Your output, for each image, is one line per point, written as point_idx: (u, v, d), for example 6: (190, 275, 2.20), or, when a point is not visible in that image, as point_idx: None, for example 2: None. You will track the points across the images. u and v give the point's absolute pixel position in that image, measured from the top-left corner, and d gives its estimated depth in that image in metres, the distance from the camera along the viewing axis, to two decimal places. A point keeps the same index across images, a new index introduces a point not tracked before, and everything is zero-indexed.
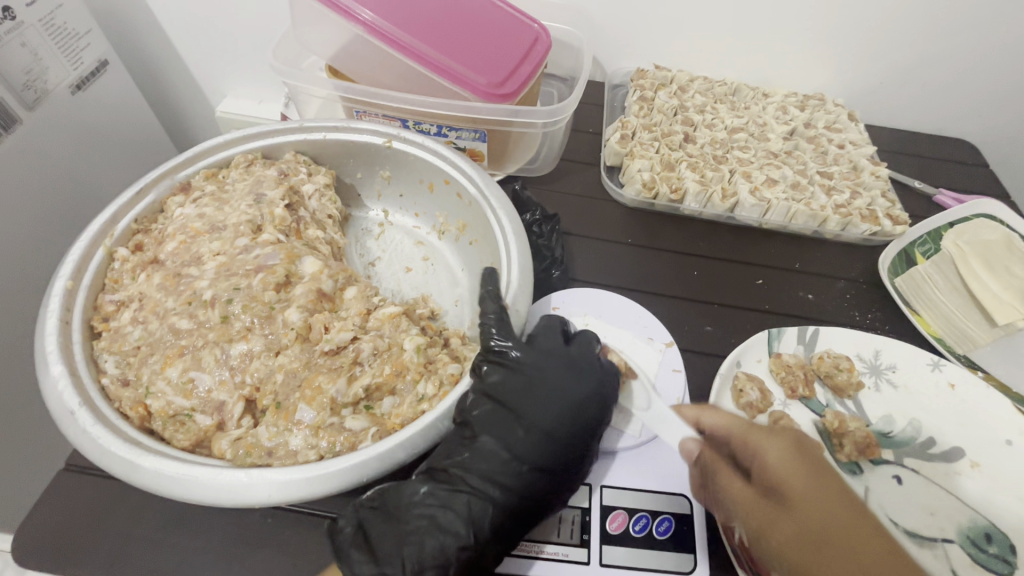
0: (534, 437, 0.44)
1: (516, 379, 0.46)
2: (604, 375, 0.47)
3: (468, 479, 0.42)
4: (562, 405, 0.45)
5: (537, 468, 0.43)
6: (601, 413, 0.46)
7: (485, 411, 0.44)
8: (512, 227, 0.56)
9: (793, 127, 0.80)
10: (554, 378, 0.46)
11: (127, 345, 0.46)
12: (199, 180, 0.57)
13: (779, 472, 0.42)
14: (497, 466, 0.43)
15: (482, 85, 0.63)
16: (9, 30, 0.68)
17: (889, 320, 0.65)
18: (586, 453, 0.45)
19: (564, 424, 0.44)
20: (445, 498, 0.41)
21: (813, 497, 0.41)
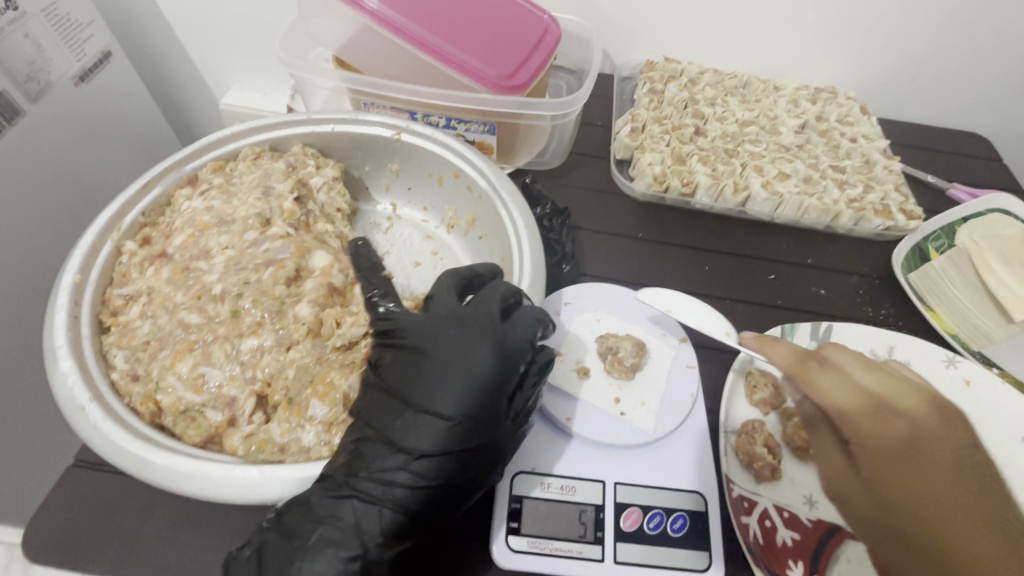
0: (422, 420, 0.39)
1: (403, 360, 0.42)
2: (496, 336, 0.42)
3: (356, 483, 0.39)
4: (446, 377, 0.40)
5: (427, 451, 0.39)
6: (497, 378, 0.41)
7: (374, 401, 0.41)
8: (524, 220, 0.55)
9: (805, 121, 0.79)
10: (442, 345, 0.42)
11: (136, 340, 0.45)
12: (206, 173, 0.56)
13: (889, 446, 0.42)
14: (384, 458, 0.39)
15: (492, 77, 0.62)
16: (11, 20, 0.67)
17: (902, 316, 0.65)
18: (484, 426, 0.40)
19: (453, 394, 0.40)
20: (332, 506, 0.38)
21: (914, 475, 0.40)
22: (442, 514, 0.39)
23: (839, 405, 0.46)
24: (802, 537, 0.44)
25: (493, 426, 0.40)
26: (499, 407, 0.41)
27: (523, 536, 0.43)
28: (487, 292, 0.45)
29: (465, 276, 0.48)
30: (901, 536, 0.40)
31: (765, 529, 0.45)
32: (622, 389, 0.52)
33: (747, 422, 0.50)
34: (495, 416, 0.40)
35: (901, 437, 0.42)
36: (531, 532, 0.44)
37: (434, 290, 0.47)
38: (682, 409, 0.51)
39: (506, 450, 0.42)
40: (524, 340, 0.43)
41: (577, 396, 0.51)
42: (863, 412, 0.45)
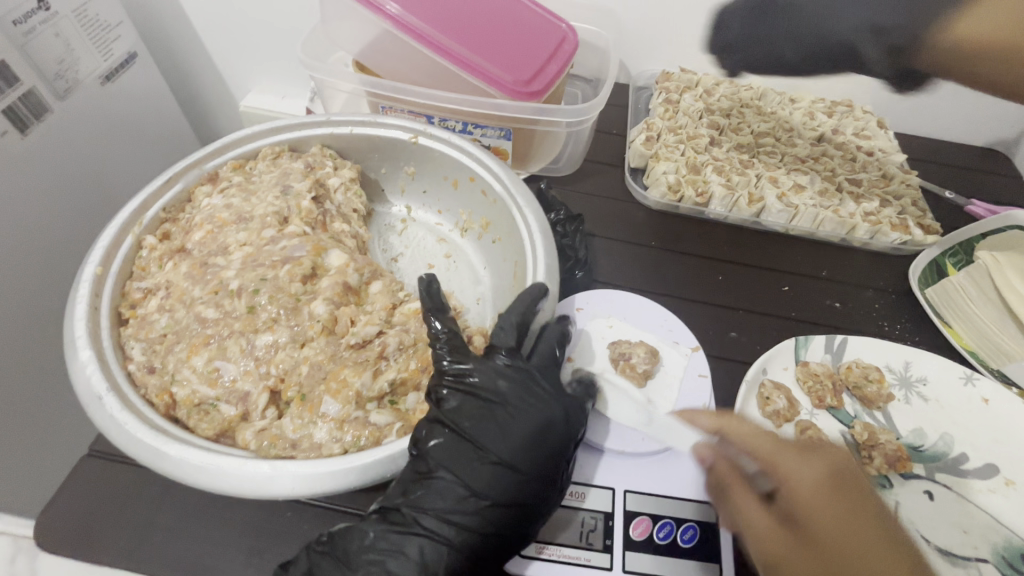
0: (494, 468, 0.41)
1: (475, 406, 0.42)
2: (563, 398, 0.44)
3: (421, 520, 0.39)
4: (521, 431, 0.42)
5: (497, 498, 0.40)
6: (565, 438, 0.43)
7: (443, 442, 0.41)
8: (538, 224, 0.55)
9: (821, 133, 0.79)
10: (515, 399, 0.43)
11: (153, 333, 0.45)
12: (226, 171, 0.56)
13: (815, 495, 0.37)
14: (453, 500, 0.40)
15: (509, 82, 0.63)
16: (44, 20, 0.70)
17: (920, 331, 0.63)
18: (550, 483, 0.41)
19: (526, 448, 0.41)
20: (398, 541, 0.39)
21: (850, 518, 0.36)
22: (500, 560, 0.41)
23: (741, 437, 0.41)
24: None
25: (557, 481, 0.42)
26: (562, 465, 0.42)
27: (533, 541, 0.43)
28: (546, 340, 0.48)
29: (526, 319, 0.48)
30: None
31: None
32: (633, 397, 0.51)
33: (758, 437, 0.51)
34: (559, 472, 0.42)
35: (825, 476, 0.37)
36: (539, 538, 0.44)
37: (496, 336, 0.47)
38: None
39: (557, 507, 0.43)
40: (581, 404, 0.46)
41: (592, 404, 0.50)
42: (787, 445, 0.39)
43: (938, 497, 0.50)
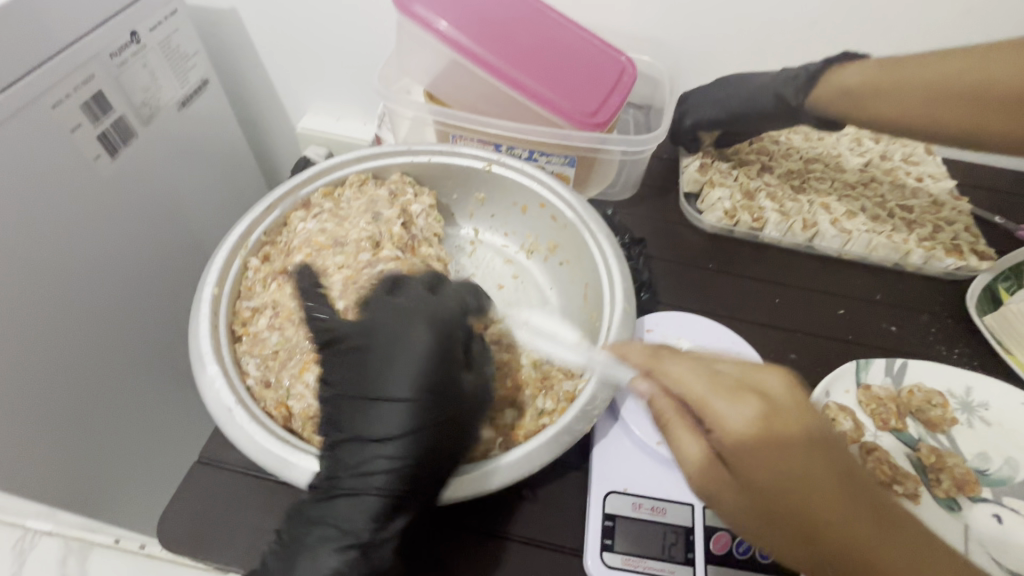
0: (384, 409, 0.42)
1: (351, 361, 0.44)
2: (426, 318, 0.44)
3: (338, 482, 0.41)
4: (393, 363, 0.43)
5: (391, 434, 0.41)
6: (440, 352, 0.43)
7: (338, 406, 0.43)
8: (612, 250, 0.58)
9: (869, 160, 0.81)
10: (380, 335, 0.44)
11: (266, 349, 0.49)
12: (317, 198, 0.60)
13: (741, 439, 0.35)
14: (357, 453, 0.41)
15: (576, 114, 0.67)
16: (135, 53, 0.76)
17: (977, 356, 0.65)
18: (442, 392, 0.43)
19: (403, 377, 0.42)
20: (325, 510, 0.41)
21: (769, 459, 0.35)
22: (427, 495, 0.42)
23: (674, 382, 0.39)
24: None
25: (449, 392, 0.43)
26: (450, 376, 0.43)
27: (618, 554, 0.46)
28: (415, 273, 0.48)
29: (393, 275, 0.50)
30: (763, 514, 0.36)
31: None
32: None
33: None
34: (448, 384, 0.43)
35: (750, 419, 0.35)
36: (624, 550, 0.46)
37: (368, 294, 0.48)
38: None
39: (466, 416, 0.44)
40: (454, 315, 0.46)
41: None
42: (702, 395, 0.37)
43: (1005, 520, 0.51)
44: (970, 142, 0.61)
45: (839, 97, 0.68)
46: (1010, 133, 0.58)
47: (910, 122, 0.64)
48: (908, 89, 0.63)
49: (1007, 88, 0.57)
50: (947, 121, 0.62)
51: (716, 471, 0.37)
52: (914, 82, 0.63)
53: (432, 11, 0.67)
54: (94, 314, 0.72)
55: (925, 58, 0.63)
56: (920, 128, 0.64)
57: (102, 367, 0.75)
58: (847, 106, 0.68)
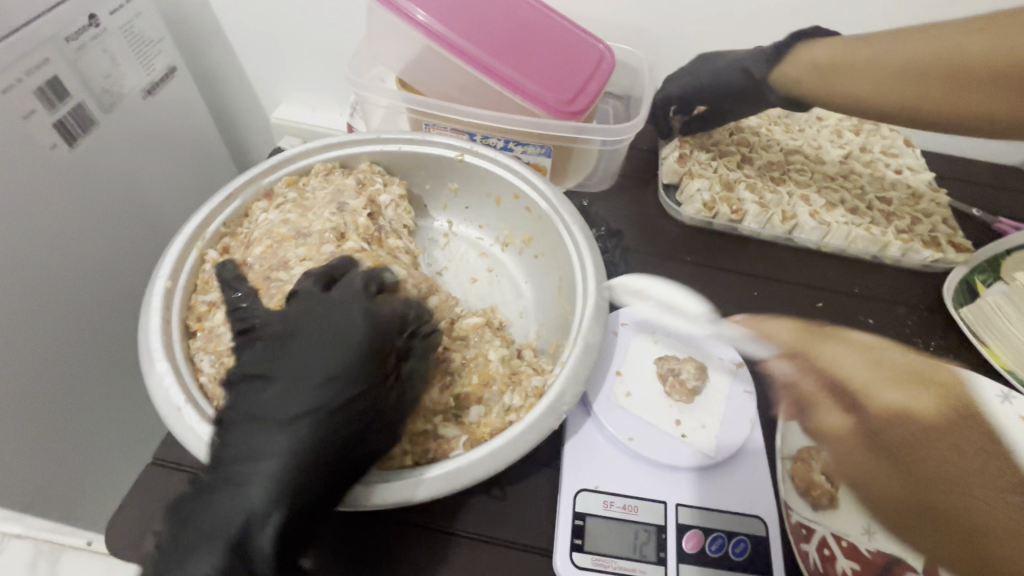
0: (291, 396, 0.40)
1: (266, 347, 0.43)
2: (343, 314, 0.43)
3: (231, 470, 0.39)
4: (310, 349, 0.42)
5: (297, 422, 0.40)
6: (368, 343, 0.42)
7: (245, 391, 0.42)
8: (586, 241, 0.56)
9: (849, 152, 0.80)
10: (296, 328, 0.43)
11: (222, 345, 0.47)
12: (281, 187, 0.58)
13: (891, 418, 0.41)
14: (257, 440, 0.40)
15: (552, 102, 0.65)
16: (94, 37, 0.72)
17: (954, 349, 0.64)
18: (360, 383, 0.41)
19: (317, 363, 0.41)
20: (214, 499, 0.38)
21: (928, 444, 0.39)
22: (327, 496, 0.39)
23: (844, 379, 0.45)
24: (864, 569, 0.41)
25: (368, 385, 0.42)
26: (371, 368, 0.42)
27: (588, 554, 0.44)
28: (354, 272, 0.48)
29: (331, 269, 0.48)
30: (921, 504, 0.38)
31: (824, 556, 0.43)
32: (682, 411, 0.52)
33: (803, 447, 0.48)
34: (367, 376, 0.41)
35: (897, 406, 0.42)
36: (593, 550, 0.45)
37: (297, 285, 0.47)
38: (742, 433, 0.51)
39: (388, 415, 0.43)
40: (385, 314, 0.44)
41: (641, 414, 0.51)
42: (863, 383, 0.44)
43: None
44: (921, 116, 0.59)
45: (806, 71, 0.70)
46: (948, 108, 0.55)
47: (861, 93, 0.64)
48: (880, 66, 0.61)
49: (942, 61, 0.55)
50: (911, 98, 0.58)
51: (862, 451, 0.42)
52: (872, 55, 0.63)
53: (410, 1, 0.65)
54: (48, 310, 0.69)
55: (899, 35, 0.62)
56: (872, 100, 0.63)
57: (59, 366, 0.72)
58: (812, 82, 0.70)
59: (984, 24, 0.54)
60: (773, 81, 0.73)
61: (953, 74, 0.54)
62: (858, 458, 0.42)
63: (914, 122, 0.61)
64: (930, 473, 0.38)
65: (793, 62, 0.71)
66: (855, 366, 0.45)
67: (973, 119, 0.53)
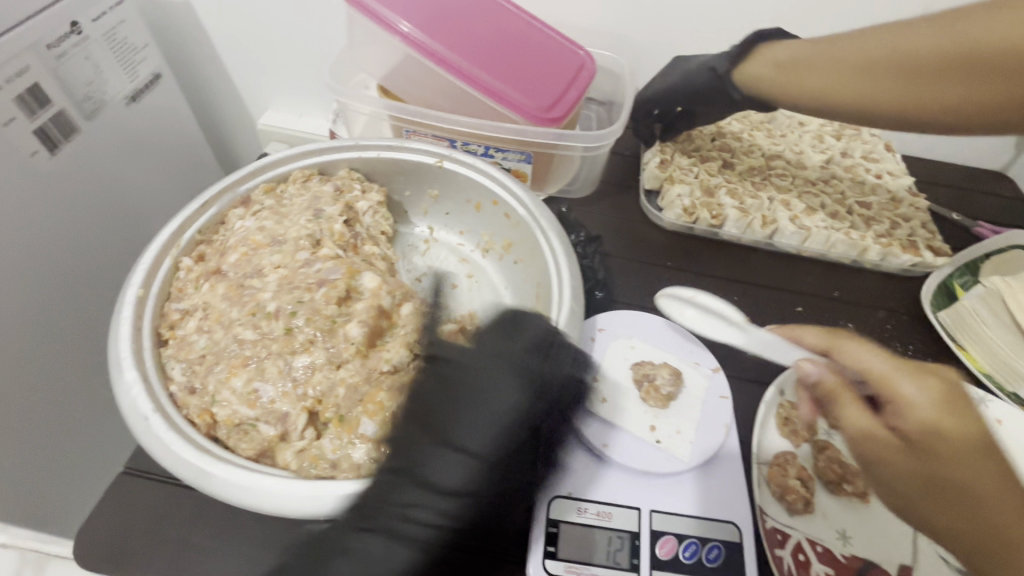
0: (450, 458, 0.42)
1: (440, 393, 0.45)
2: (519, 375, 0.46)
3: (383, 517, 0.40)
4: (485, 419, 0.44)
5: (456, 488, 0.41)
6: (522, 419, 0.44)
7: (398, 436, 0.43)
8: (562, 248, 0.56)
9: (830, 156, 0.81)
10: (478, 379, 0.46)
11: (193, 353, 0.46)
12: (259, 195, 0.58)
13: (926, 408, 0.40)
14: (412, 493, 0.41)
15: (531, 108, 0.65)
16: (76, 44, 0.72)
17: (932, 352, 0.65)
18: (512, 458, 0.43)
19: (483, 434, 0.43)
20: (355, 538, 0.39)
21: (955, 437, 0.38)
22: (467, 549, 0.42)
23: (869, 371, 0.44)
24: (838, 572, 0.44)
25: (523, 464, 0.44)
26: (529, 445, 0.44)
27: (561, 561, 0.44)
28: (529, 330, 0.51)
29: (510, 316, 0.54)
30: (936, 494, 0.38)
31: (799, 562, 0.44)
32: (656, 417, 0.52)
33: (779, 454, 0.50)
34: (520, 453, 0.44)
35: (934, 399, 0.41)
36: (567, 557, 0.44)
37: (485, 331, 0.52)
38: (717, 439, 0.51)
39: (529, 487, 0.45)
40: (557, 376, 0.48)
41: (614, 420, 0.51)
42: (886, 375, 0.43)
43: None
44: (916, 113, 0.59)
45: (769, 74, 0.69)
46: (958, 99, 0.56)
47: (853, 98, 0.63)
48: (844, 62, 0.62)
49: (951, 53, 0.55)
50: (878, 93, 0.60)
51: (884, 438, 0.41)
52: (854, 56, 0.62)
53: (394, 13, 0.65)
54: (28, 319, 0.69)
55: (855, 34, 0.63)
56: (864, 103, 0.62)
57: (40, 375, 0.71)
58: (777, 84, 0.68)
59: (963, 17, 0.55)
60: (739, 82, 0.71)
61: (974, 66, 0.54)
62: (872, 440, 0.41)
63: (913, 124, 0.60)
64: (945, 458, 0.38)
65: (759, 60, 0.70)
66: (878, 361, 0.44)
67: (987, 108, 0.54)
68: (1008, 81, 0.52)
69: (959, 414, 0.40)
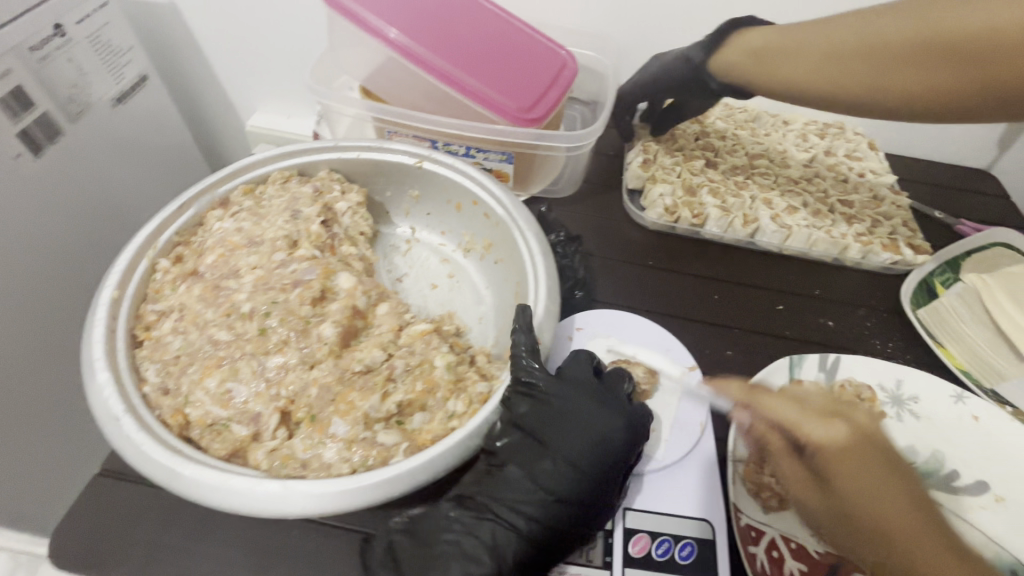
0: (558, 468, 0.45)
1: (545, 411, 0.47)
2: (623, 406, 0.48)
3: (495, 507, 0.44)
4: (589, 441, 0.46)
5: (561, 495, 0.44)
6: (626, 449, 0.46)
7: (512, 440, 0.46)
8: (540, 248, 0.57)
9: (813, 155, 0.81)
10: (581, 404, 0.48)
11: (168, 354, 0.47)
12: (237, 196, 0.58)
13: (833, 453, 0.40)
14: (523, 492, 0.44)
15: (511, 109, 0.65)
16: (59, 47, 0.72)
17: (911, 350, 0.65)
18: (615, 479, 0.45)
19: (588, 453, 0.45)
20: (472, 524, 0.43)
21: (860, 483, 0.38)
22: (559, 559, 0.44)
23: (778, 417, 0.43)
24: (810, 569, 0.45)
25: (620, 486, 0.46)
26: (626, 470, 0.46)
27: None
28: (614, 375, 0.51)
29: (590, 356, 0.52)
30: (857, 535, 0.39)
31: (773, 559, 0.45)
32: None
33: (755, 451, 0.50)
34: (619, 477, 0.45)
35: (838, 443, 0.40)
36: None
37: (569, 360, 0.52)
38: (690, 437, 0.52)
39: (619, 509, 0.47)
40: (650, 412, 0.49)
41: None
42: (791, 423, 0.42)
43: None
44: (889, 101, 0.59)
45: (743, 60, 0.68)
46: (931, 86, 0.55)
47: (827, 85, 0.62)
48: (813, 49, 0.62)
49: (920, 36, 0.55)
50: (845, 79, 0.60)
51: (804, 483, 0.41)
52: (823, 41, 0.62)
53: (383, 21, 0.65)
54: (14, 321, 0.69)
55: (826, 20, 0.63)
56: (838, 91, 0.62)
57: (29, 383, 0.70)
58: (752, 72, 0.68)
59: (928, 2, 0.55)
60: (713, 68, 0.71)
61: (946, 51, 0.53)
62: (797, 485, 0.42)
63: (888, 111, 0.60)
64: (850, 506, 0.39)
65: (732, 46, 0.69)
66: (786, 404, 0.43)
67: (960, 95, 0.54)
68: (982, 67, 0.52)
69: (865, 454, 0.40)
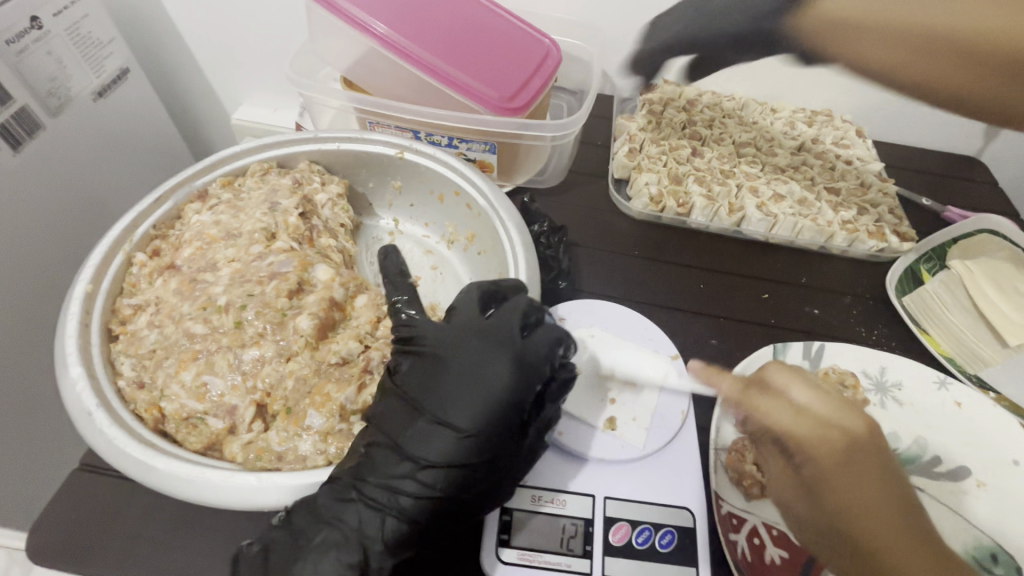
0: (433, 431, 0.41)
1: (423, 369, 0.45)
2: (507, 345, 0.44)
3: (363, 488, 0.41)
4: (466, 393, 0.42)
5: (434, 462, 0.41)
6: (509, 395, 0.42)
7: (386, 407, 0.44)
8: (521, 238, 0.57)
9: (801, 143, 0.80)
10: (459, 354, 0.44)
11: (143, 348, 0.47)
12: (215, 188, 0.57)
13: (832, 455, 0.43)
14: (393, 466, 0.41)
15: (494, 99, 0.65)
16: (36, 39, 0.71)
17: (895, 337, 0.65)
18: (501, 431, 0.41)
19: (465, 408, 0.41)
20: (335, 509, 0.40)
21: (854, 482, 0.42)
22: (457, 524, 0.42)
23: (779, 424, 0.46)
24: (791, 554, 0.44)
25: (505, 439, 0.42)
26: (511, 421, 0.42)
27: (514, 548, 0.44)
28: (509, 307, 0.46)
29: (488, 288, 0.49)
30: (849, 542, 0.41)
31: (754, 546, 0.45)
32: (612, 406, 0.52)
33: (737, 440, 0.51)
34: (501, 429, 0.41)
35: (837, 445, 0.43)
36: (521, 545, 0.44)
37: (458, 301, 0.49)
38: (671, 426, 0.51)
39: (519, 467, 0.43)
40: (543, 353, 0.44)
41: (570, 410, 0.52)
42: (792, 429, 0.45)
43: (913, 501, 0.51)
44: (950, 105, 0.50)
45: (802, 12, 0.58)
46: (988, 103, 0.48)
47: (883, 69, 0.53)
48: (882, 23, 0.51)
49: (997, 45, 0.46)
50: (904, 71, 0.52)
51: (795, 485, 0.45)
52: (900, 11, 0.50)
53: (367, 14, 0.64)
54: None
55: None
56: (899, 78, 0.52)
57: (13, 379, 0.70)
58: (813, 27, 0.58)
59: None
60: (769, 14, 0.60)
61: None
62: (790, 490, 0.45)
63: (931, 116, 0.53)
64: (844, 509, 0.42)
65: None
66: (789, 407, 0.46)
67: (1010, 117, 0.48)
68: None
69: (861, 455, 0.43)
